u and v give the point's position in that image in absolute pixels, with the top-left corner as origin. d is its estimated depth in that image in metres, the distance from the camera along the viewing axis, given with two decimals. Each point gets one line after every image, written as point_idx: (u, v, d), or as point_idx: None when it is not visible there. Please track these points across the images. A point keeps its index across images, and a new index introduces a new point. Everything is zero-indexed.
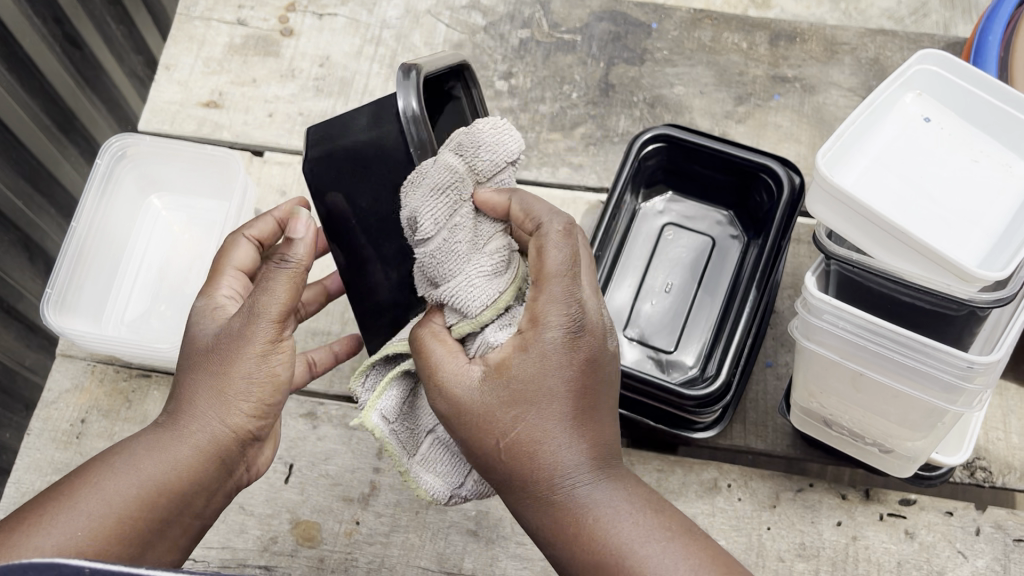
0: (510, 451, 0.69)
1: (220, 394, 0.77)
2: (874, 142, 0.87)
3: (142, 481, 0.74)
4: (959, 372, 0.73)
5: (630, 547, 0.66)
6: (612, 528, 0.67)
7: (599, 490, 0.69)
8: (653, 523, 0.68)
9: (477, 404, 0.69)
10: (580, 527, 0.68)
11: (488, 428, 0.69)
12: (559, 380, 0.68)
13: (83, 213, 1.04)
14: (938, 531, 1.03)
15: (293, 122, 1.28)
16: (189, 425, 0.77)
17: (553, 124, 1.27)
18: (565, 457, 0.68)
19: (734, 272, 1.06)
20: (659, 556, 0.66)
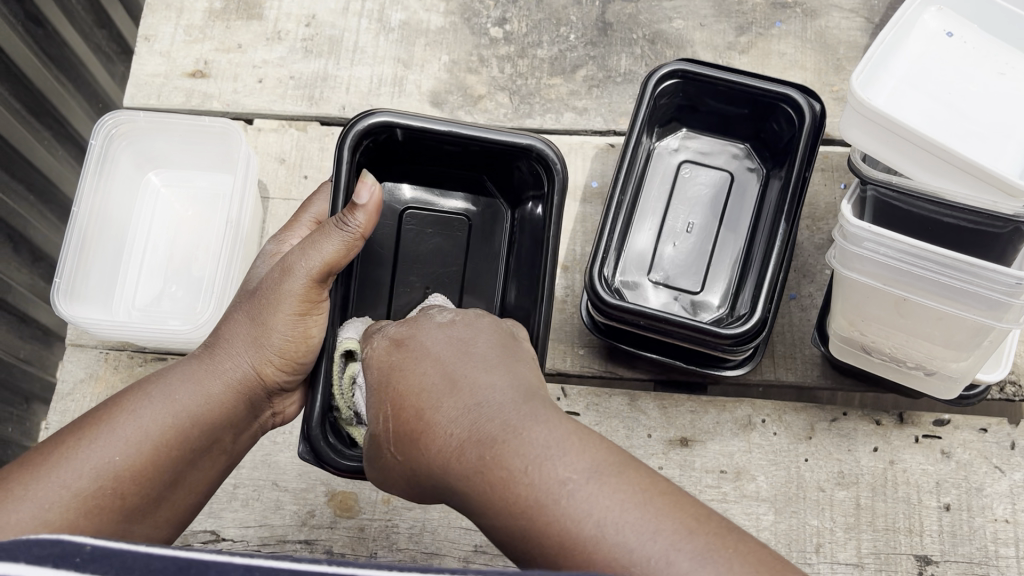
0: (417, 409, 0.60)
1: (255, 336, 0.78)
2: (900, 62, 0.85)
3: (177, 412, 0.72)
4: (1007, 289, 0.73)
5: (541, 459, 0.51)
6: (526, 435, 0.53)
7: (508, 408, 0.56)
8: (572, 432, 0.53)
9: (389, 362, 0.65)
10: (488, 449, 0.54)
11: (411, 364, 0.63)
12: (461, 341, 0.63)
13: (83, 197, 1.00)
14: (973, 448, 1.03)
15: (285, 87, 1.24)
16: (221, 363, 0.78)
17: (552, 68, 1.24)
18: (486, 393, 0.57)
19: (755, 207, 1.04)
20: (582, 484, 0.49)
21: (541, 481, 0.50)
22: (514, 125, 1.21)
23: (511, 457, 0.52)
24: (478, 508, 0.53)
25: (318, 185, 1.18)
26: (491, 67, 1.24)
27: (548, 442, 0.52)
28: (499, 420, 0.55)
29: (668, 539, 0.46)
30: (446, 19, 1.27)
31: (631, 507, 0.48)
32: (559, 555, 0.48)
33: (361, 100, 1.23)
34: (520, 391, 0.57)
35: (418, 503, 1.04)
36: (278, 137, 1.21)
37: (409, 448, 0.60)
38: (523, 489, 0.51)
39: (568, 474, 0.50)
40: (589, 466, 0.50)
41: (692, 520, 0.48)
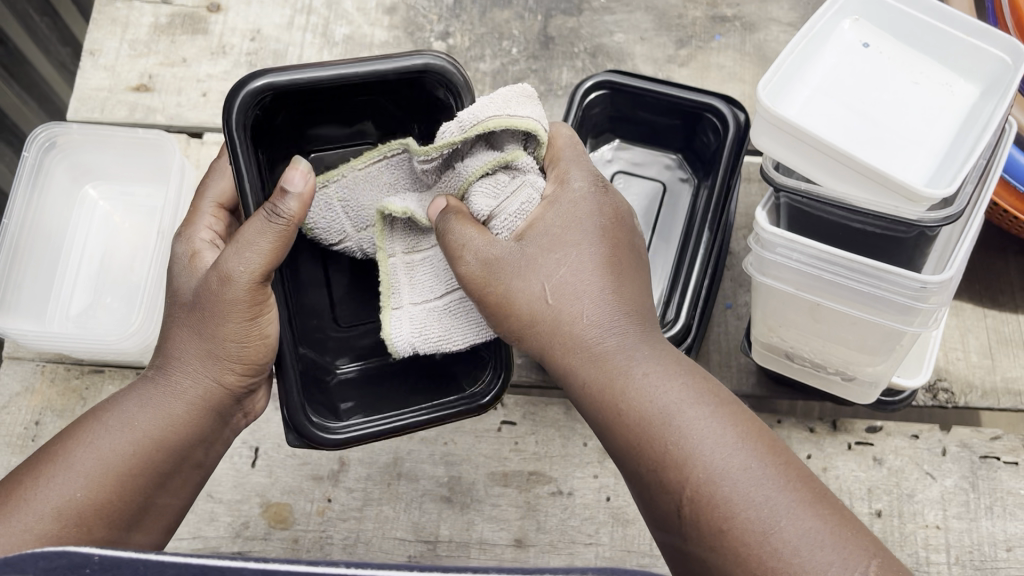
0: (535, 311, 0.72)
1: (207, 351, 0.76)
2: (814, 71, 0.86)
3: (135, 438, 0.73)
4: (913, 293, 0.73)
5: (675, 412, 0.65)
6: (648, 381, 0.68)
7: (621, 344, 0.70)
8: (688, 378, 0.68)
9: (510, 261, 0.73)
10: (621, 393, 0.68)
11: (569, 282, 0.72)
12: (583, 251, 0.73)
13: (14, 208, 1.00)
14: (905, 455, 1.04)
15: None
16: (178, 381, 0.77)
17: (494, 81, 1.25)
18: (602, 330, 0.71)
19: (686, 215, 1.05)
20: (701, 423, 0.65)
21: (677, 429, 0.65)
22: None
23: (640, 411, 0.67)
24: (611, 434, 0.69)
25: None
26: None
27: (680, 404, 0.66)
28: (616, 353, 0.70)
29: (756, 474, 0.62)
30: (390, 34, 1.28)
31: (742, 450, 0.63)
32: (680, 494, 0.63)
33: None
34: (630, 330, 0.71)
35: (352, 513, 1.04)
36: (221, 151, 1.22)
37: (529, 339, 0.73)
38: (659, 434, 0.65)
39: (681, 411, 0.65)
40: (695, 397, 0.66)
41: (776, 459, 0.63)
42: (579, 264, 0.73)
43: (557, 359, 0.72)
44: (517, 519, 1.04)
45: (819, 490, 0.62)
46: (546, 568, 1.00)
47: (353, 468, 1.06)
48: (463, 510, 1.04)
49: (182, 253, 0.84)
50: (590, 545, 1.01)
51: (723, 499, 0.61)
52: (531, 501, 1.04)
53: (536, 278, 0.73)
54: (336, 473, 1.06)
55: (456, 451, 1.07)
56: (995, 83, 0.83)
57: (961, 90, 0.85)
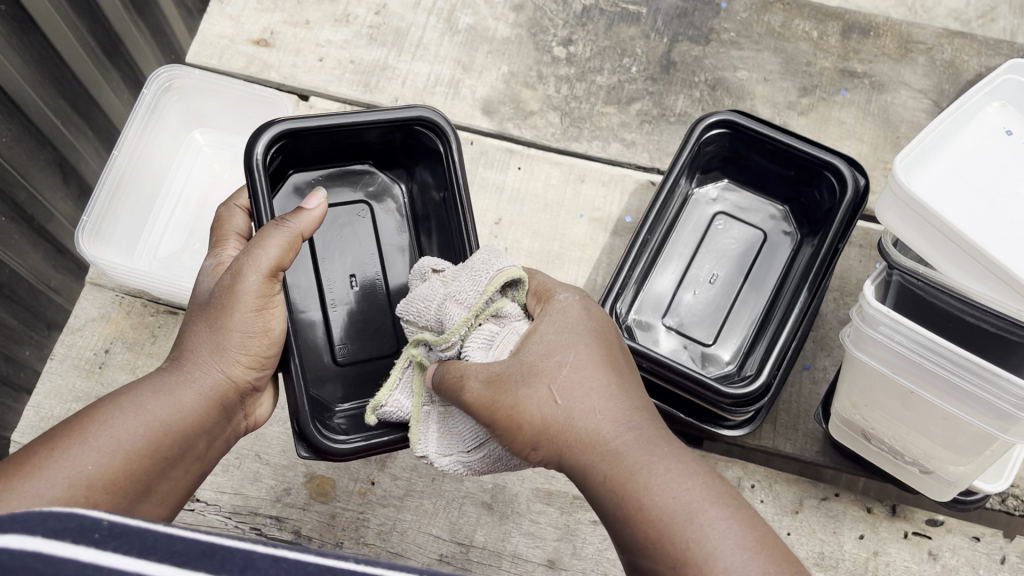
0: (514, 412, 0.67)
1: (218, 345, 0.76)
2: (951, 152, 0.83)
3: (149, 421, 0.69)
4: (1014, 404, 0.70)
5: (676, 503, 0.58)
6: (636, 463, 0.61)
7: (640, 444, 0.63)
8: (685, 459, 0.62)
9: (515, 373, 0.69)
10: (623, 481, 0.61)
11: (550, 377, 0.68)
12: (579, 350, 0.69)
13: (125, 142, 1.02)
14: (963, 555, 1.00)
15: (343, 69, 1.26)
16: (190, 373, 0.75)
17: (608, 96, 1.24)
18: (598, 420, 0.65)
19: (782, 270, 1.03)
20: (710, 519, 0.57)
21: (677, 511, 0.58)
22: (559, 145, 1.21)
23: (637, 489, 0.60)
24: (615, 524, 0.61)
25: None
26: (548, 84, 1.24)
27: (667, 475, 0.60)
28: (628, 451, 0.62)
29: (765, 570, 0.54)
30: (513, 31, 1.27)
31: (744, 543, 0.55)
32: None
33: (415, 95, 1.24)
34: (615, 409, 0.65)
35: (393, 501, 1.04)
36: None
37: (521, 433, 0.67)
38: (656, 522, 0.58)
39: (683, 503, 0.58)
40: (698, 485, 0.59)
41: (782, 558, 0.55)
42: (582, 347, 0.69)
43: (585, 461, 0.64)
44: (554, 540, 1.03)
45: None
46: None
47: (402, 456, 1.06)
48: (502, 520, 1.03)
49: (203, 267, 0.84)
50: None
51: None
52: (570, 525, 1.03)
53: (558, 296, 0.74)
54: (384, 458, 1.06)
55: None
56: None
57: None
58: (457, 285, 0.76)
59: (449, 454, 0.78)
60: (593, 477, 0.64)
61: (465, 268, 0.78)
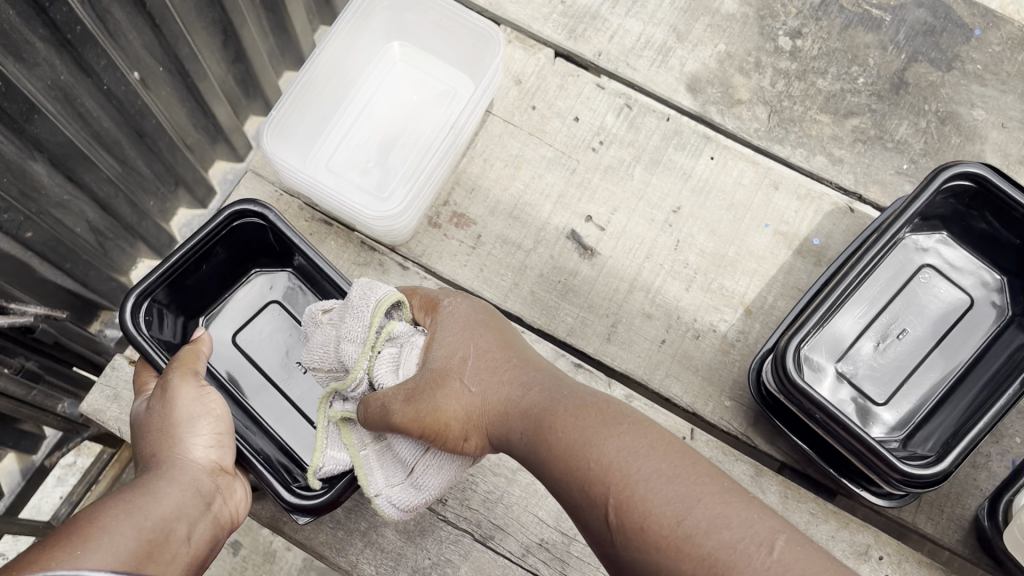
0: (435, 415, 0.74)
1: (186, 480, 0.73)
2: None
3: (136, 521, 0.64)
4: None
5: (620, 463, 0.62)
6: (581, 428, 0.65)
7: (588, 408, 0.67)
8: (618, 423, 0.65)
9: (426, 385, 0.76)
10: (562, 457, 0.64)
11: (496, 380, 0.75)
12: (493, 350, 0.77)
13: (326, 43, 0.97)
14: None
15: (552, 10, 1.19)
16: (161, 474, 0.72)
17: (825, 104, 1.14)
18: (534, 404, 0.70)
19: (984, 349, 0.94)
20: (650, 477, 0.60)
21: (609, 478, 0.62)
22: (760, 144, 1.13)
23: (591, 458, 0.63)
24: (580, 509, 0.64)
25: (542, 120, 1.13)
26: (765, 75, 1.15)
27: (618, 445, 0.63)
28: (574, 408, 0.67)
29: (714, 512, 0.58)
30: (740, 9, 1.18)
31: (699, 493, 0.59)
32: (647, 546, 0.58)
33: (619, 54, 1.17)
34: (551, 388, 0.71)
35: (505, 472, 1.01)
36: (524, 57, 1.16)
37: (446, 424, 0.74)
38: (605, 493, 0.61)
39: (620, 463, 0.62)
40: (643, 445, 0.63)
41: (736, 501, 0.59)
42: (498, 352, 0.77)
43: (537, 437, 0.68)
44: None
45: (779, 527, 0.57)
46: None
47: None
48: None
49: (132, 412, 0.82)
50: None
51: (711, 551, 0.56)
52: None
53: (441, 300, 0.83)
54: None
55: None
56: None
57: None
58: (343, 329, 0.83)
59: (397, 483, 0.83)
60: (538, 465, 0.67)
61: (348, 307, 0.84)
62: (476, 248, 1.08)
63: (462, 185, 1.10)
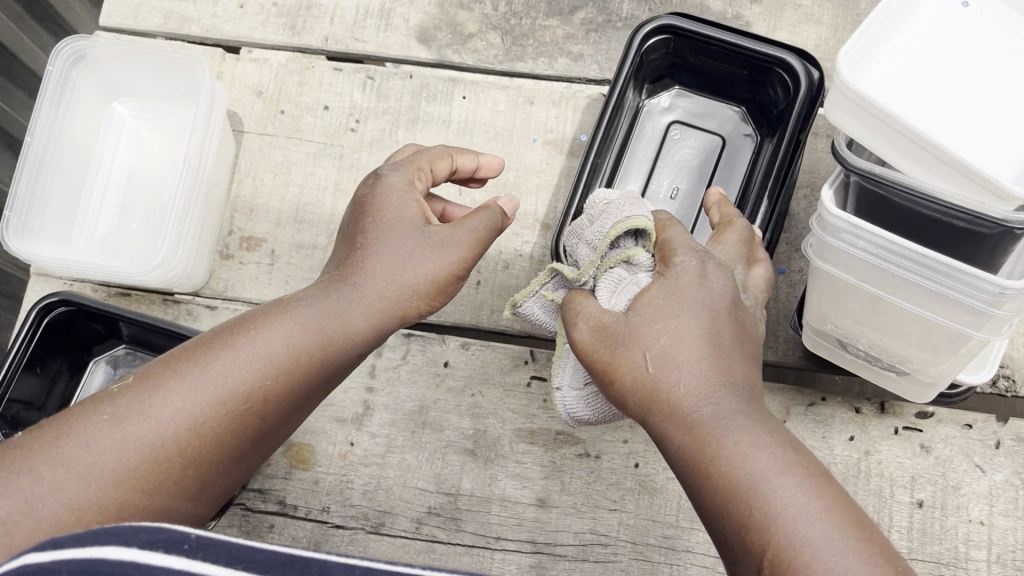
0: (609, 365, 0.70)
1: (403, 272, 0.75)
2: (902, 34, 0.77)
3: (150, 435, 0.60)
4: (989, 298, 0.67)
5: (763, 475, 0.60)
6: (723, 443, 0.62)
7: (715, 416, 0.64)
8: (769, 437, 0.62)
9: (619, 329, 0.71)
10: (708, 463, 0.62)
11: (675, 342, 0.67)
12: (686, 321, 0.68)
13: (37, 125, 0.96)
14: (955, 445, 0.98)
15: (266, 14, 1.18)
16: (231, 366, 0.65)
17: (549, 8, 1.16)
18: (692, 405, 0.65)
19: (746, 172, 0.99)
20: (787, 489, 0.59)
21: (739, 478, 0.60)
22: (503, 68, 1.15)
23: (719, 461, 0.61)
24: (690, 485, 0.63)
25: (295, 122, 1.14)
26: (485, 2, 1.17)
27: (750, 451, 0.61)
28: (713, 424, 0.63)
29: (820, 518, 0.57)
30: None
31: (811, 500, 0.58)
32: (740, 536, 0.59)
33: (345, 32, 1.17)
34: (660, 358, 0.67)
35: (374, 459, 1.02)
36: (257, 69, 1.16)
37: (607, 381, 0.71)
38: (725, 490, 0.60)
39: (759, 476, 0.60)
40: (768, 447, 0.61)
41: (868, 538, 0.56)
42: (703, 319, 0.68)
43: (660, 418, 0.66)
44: (540, 478, 1.01)
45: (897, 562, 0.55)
46: (567, 532, 0.99)
47: (378, 413, 1.03)
48: (487, 465, 1.01)
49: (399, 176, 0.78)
50: (614, 510, 0.99)
51: (778, 529, 0.57)
52: (557, 461, 1.01)
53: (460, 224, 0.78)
54: (359, 418, 1.03)
55: (483, 405, 1.03)
56: None
57: None
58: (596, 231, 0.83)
59: (574, 391, 0.89)
60: (615, 400, 0.71)
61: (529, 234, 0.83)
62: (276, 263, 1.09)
63: (241, 210, 1.11)
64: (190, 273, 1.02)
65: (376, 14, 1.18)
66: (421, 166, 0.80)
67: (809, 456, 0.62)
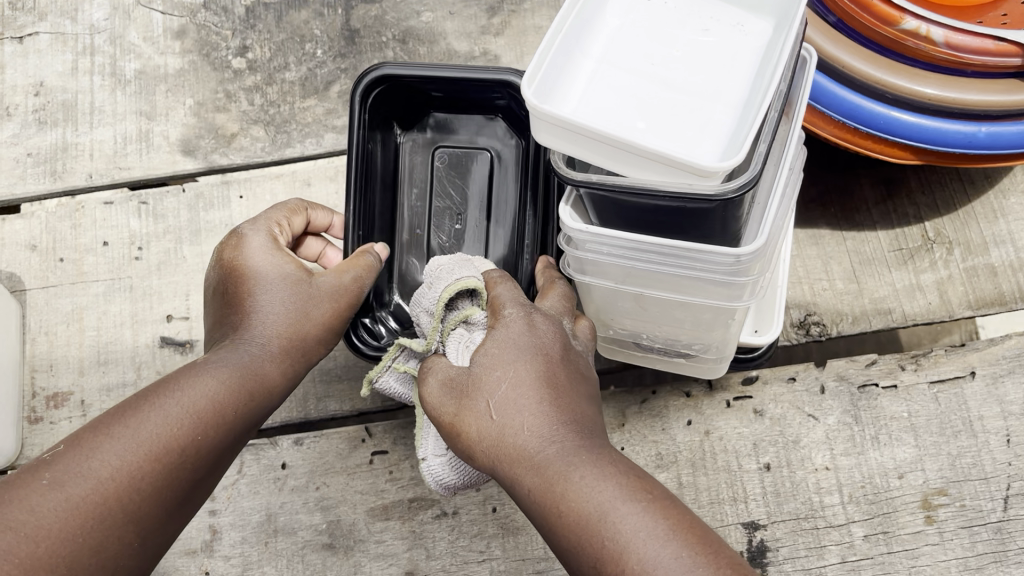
0: (456, 420, 0.67)
1: (298, 318, 0.78)
2: (597, 40, 0.80)
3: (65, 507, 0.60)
4: (729, 270, 0.70)
5: (616, 514, 0.57)
6: (572, 486, 0.59)
7: (560, 454, 0.61)
8: (612, 473, 0.60)
9: (462, 378, 0.68)
10: (562, 508, 0.59)
11: (506, 394, 0.65)
12: (517, 366, 0.66)
13: None
14: (785, 401, 1.01)
15: (23, 165, 1.16)
16: (126, 436, 0.65)
17: (304, 90, 1.17)
18: (537, 446, 0.62)
19: (519, 176, 1.02)
20: (640, 528, 0.56)
21: (593, 520, 0.58)
22: (273, 158, 1.15)
23: (572, 506, 0.59)
24: (549, 535, 0.61)
25: (77, 266, 1.11)
26: (240, 100, 1.17)
27: (600, 492, 0.58)
28: (560, 466, 0.61)
29: (673, 550, 0.55)
30: (184, 59, 1.19)
31: (657, 529, 0.56)
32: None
33: (107, 164, 1.16)
34: (499, 407, 0.65)
35: None
36: (26, 223, 1.13)
37: (454, 437, 0.68)
38: (583, 536, 0.58)
39: (610, 518, 0.57)
40: (612, 481, 0.59)
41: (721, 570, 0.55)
42: (523, 367, 0.66)
43: (512, 469, 0.63)
44: (404, 551, 0.99)
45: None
46: None
47: (227, 534, 1.00)
48: (348, 554, 0.99)
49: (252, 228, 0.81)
50: (483, 561, 0.98)
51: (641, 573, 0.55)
52: (416, 529, 0.99)
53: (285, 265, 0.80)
54: (209, 544, 1.00)
55: (330, 494, 1.01)
56: (785, 17, 0.79)
57: (752, 30, 0.80)
58: (426, 301, 0.79)
59: (439, 455, 0.81)
60: (462, 454, 0.68)
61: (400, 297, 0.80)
62: (88, 411, 1.05)
63: (40, 368, 1.07)
64: None
65: (135, 137, 1.16)
66: (273, 218, 0.84)
67: (656, 485, 0.60)
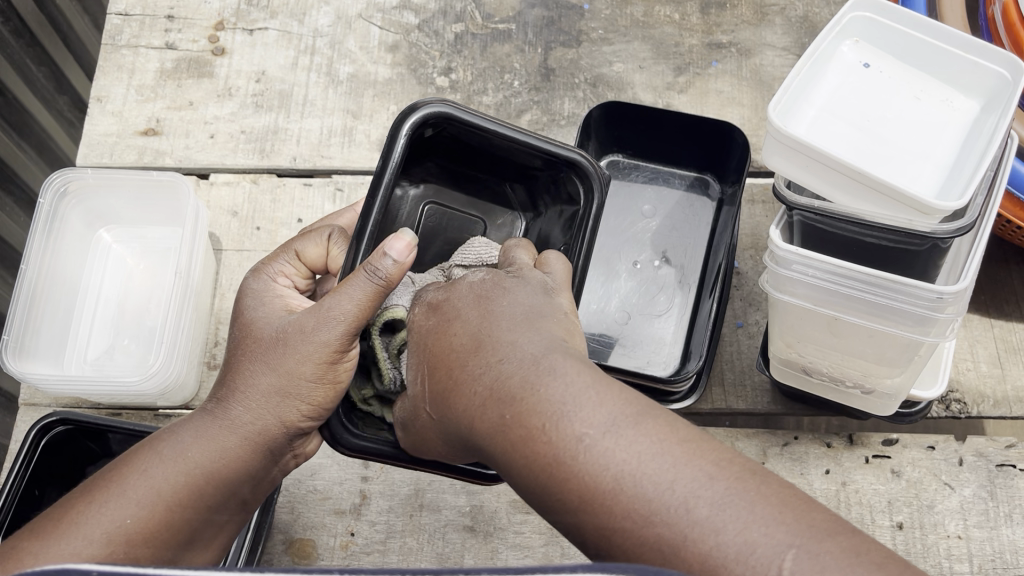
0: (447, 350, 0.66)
1: (279, 384, 0.72)
2: (819, 93, 0.88)
3: (139, 502, 0.66)
4: (930, 303, 0.75)
5: (573, 443, 0.52)
6: (545, 390, 0.56)
7: (525, 378, 0.58)
8: (598, 384, 0.55)
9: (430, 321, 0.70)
10: (523, 424, 0.56)
11: (444, 345, 0.66)
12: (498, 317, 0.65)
13: (32, 254, 1.02)
14: (922, 466, 1.05)
15: (237, 141, 1.27)
16: (189, 451, 0.70)
17: (498, 114, 1.27)
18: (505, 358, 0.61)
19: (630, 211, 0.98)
20: (613, 447, 0.51)
21: (572, 430, 0.53)
22: None
23: (538, 410, 0.55)
24: (516, 469, 0.56)
25: (270, 236, 1.20)
26: None
27: (569, 399, 0.54)
28: (518, 387, 0.58)
29: (693, 488, 0.48)
30: (393, 71, 1.31)
31: (669, 453, 0.50)
32: (589, 511, 0.51)
33: (312, 151, 1.26)
34: (525, 339, 0.62)
35: (376, 547, 1.03)
36: (231, 191, 1.23)
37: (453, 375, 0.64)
38: (554, 455, 0.53)
39: (576, 437, 0.52)
40: (621, 419, 0.52)
41: (815, 515, 0.46)
42: (507, 320, 0.64)
43: (492, 405, 0.59)
44: (540, 546, 1.03)
45: (876, 545, 0.44)
46: None
47: (375, 501, 1.06)
48: (487, 538, 1.04)
49: (252, 286, 0.80)
50: None
51: (607, 492, 0.50)
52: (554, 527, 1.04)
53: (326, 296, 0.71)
54: (358, 507, 1.05)
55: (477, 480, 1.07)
56: (995, 98, 0.86)
57: (961, 106, 0.88)
58: None
59: None
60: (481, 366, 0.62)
61: None
62: None
63: (225, 321, 1.15)
64: (180, 383, 1.05)
65: (339, 132, 1.27)
66: (274, 273, 0.81)
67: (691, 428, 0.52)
